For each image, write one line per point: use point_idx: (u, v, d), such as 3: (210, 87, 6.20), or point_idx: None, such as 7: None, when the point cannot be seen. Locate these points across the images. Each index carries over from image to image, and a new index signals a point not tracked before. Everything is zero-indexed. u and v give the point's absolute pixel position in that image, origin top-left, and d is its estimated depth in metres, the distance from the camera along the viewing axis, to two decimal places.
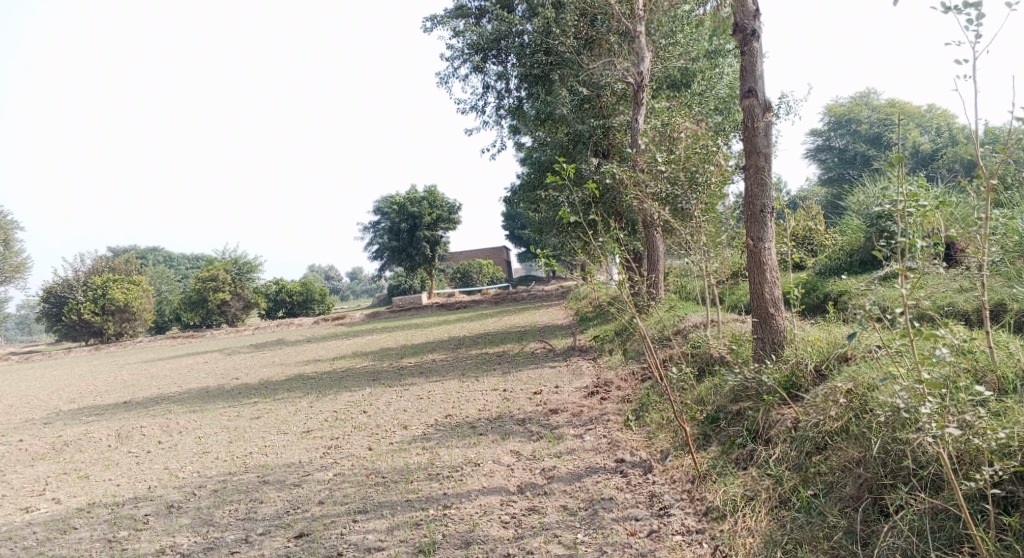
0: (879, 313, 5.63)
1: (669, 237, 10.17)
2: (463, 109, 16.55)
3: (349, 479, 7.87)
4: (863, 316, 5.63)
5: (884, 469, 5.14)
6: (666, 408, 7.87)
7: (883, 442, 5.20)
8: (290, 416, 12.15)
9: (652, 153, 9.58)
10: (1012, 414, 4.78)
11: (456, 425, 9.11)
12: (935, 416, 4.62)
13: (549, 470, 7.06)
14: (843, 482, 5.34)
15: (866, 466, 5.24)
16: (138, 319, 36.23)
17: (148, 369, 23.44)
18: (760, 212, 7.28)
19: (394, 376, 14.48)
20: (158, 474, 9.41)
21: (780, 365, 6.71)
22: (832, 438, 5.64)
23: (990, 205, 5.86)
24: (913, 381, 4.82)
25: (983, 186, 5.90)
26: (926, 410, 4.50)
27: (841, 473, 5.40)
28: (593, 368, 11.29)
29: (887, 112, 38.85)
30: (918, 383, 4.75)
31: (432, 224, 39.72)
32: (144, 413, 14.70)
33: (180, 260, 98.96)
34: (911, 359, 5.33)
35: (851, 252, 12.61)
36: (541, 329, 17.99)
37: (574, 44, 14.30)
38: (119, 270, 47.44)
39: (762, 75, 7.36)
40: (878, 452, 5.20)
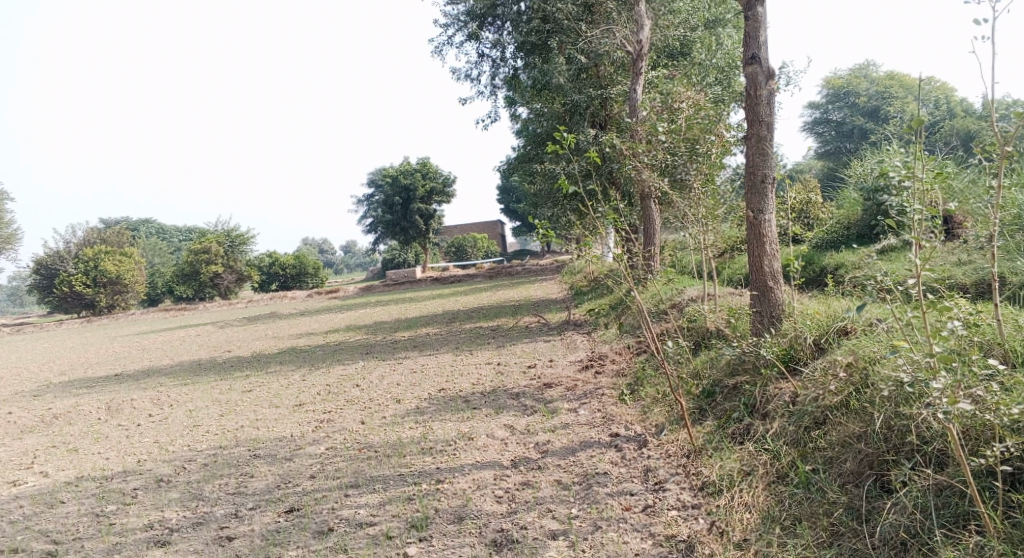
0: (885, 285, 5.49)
1: (666, 209, 10.04)
2: (458, 78, 16.28)
3: (341, 454, 7.78)
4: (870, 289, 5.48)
5: (885, 445, 5.05)
6: (662, 382, 7.77)
7: (886, 418, 5.11)
8: (282, 390, 12.04)
9: (651, 124, 9.41)
10: (1022, 389, 4.68)
11: (449, 400, 9.01)
12: (946, 392, 4.50)
13: (543, 444, 6.97)
14: (842, 457, 5.25)
15: (867, 441, 5.16)
16: (130, 291, 36.02)
17: (140, 342, 23.28)
18: (761, 183, 7.14)
19: (388, 349, 14.39)
20: (148, 448, 9.30)
21: (779, 339, 6.59)
22: (832, 414, 5.54)
23: (1002, 175, 5.70)
24: (923, 355, 4.68)
25: (995, 154, 5.74)
26: (937, 386, 4.38)
27: (841, 448, 5.31)
28: (588, 342, 11.21)
29: (884, 86, 38.64)
30: (924, 357, 4.65)
31: (427, 197, 39.50)
32: (135, 386, 14.59)
33: (172, 232, 98.42)
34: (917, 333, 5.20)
35: (848, 225, 12.48)
36: (536, 303, 17.90)
37: (572, 12, 14.05)
38: (111, 242, 47.15)
39: (766, 41, 7.18)
40: (880, 427, 5.11)
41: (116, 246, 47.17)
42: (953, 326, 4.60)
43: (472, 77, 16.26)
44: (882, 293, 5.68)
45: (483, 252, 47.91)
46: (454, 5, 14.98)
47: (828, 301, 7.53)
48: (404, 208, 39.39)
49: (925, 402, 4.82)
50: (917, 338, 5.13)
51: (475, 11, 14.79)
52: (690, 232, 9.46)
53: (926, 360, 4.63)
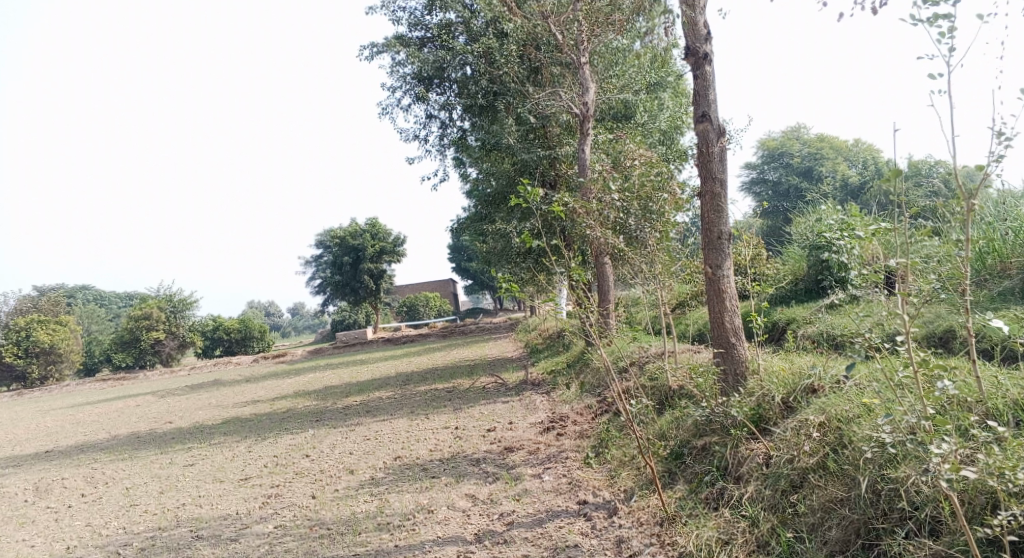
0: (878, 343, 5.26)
1: (620, 266, 9.93)
2: (406, 139, 16.15)
3: (291, 533, 7.30)
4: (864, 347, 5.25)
5: (873, 510, 4.89)
6: (628, 444, 7.51)
7: (872, 481, 4.97)
8: (226, 462, 11.46)
9: (604, 182, 9.33)
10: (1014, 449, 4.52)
11: (406, 468, 8.61)
12: (949, 457, 4.29)
13: (507, 515, 6.63)
14: (827, 524, 5.06)
15: (852, 507, 5.00)
16: (64, 361, 34.69)
17: (75, 415, 22.24)
18: (717, 239, 7.05)
19: (339, 415, 13.89)
20: (79, 533, 8.66)
21: (746, 398, 6.40)
22: (809, 476, 5.35)
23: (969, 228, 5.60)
24: (920, 417, 4.48)
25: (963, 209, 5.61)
26: (940, 452, 4.18)
27: (824, 513, 5.12)
28: (547, 402, 10.95)
29: (818, 146, 39.98)
30: (920, 419, 4.45)
31: (375, 257, 39.10)
32: (67, 463, 13.79)
33: (112, 298, 95.72)
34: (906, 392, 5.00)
35: (795, 280, 12.42)
36: (491, 362, 17.62)
37: (519, 74, 14.09)
38: (44, 310, 45.60)
39: (716, 99, 7.16)
40: (866, 492, 4.96)
41: (52, 313, 45.57)
42: (940, 387, 4.44)
43: (420, 138, 16.17)
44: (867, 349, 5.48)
45: (435, 312, 47.53)
46: (401, 68, 14.93)
47: (792, 357, 7.41)
48: (353, 268, 38.91)
49: (923, 467, 4.64)
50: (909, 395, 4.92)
51: (422, 73, 14.75)
52: (648, 289, 9.34)
53: (914, 421, 4.46)
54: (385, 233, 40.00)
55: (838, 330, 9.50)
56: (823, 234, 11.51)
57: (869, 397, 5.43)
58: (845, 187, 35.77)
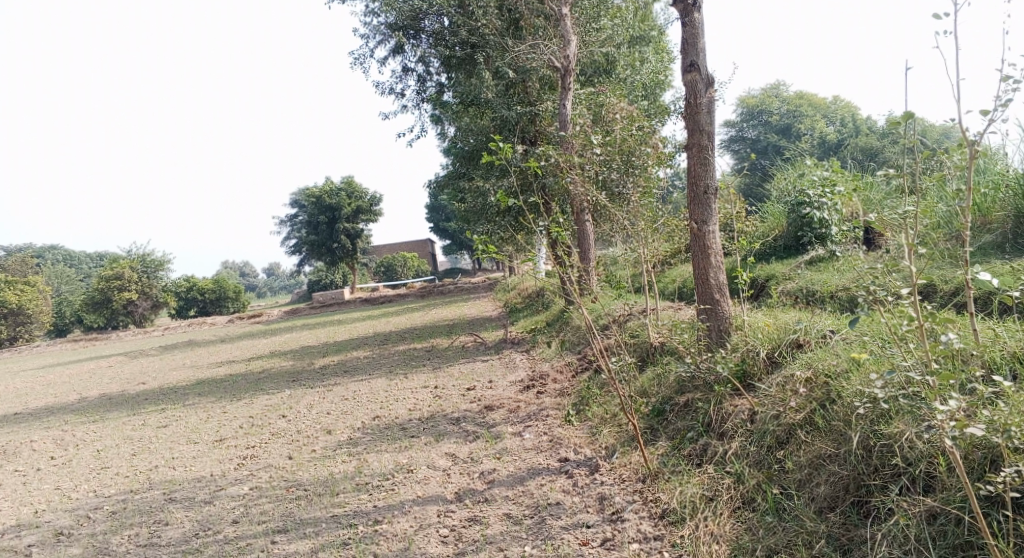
0: (880, 298, 5.08)
1: (601, 223, 9.75)
2: (381, 93, 15.76)
3: (267, 494, 7.17)
4: (868, 301, 5.05)
5: (863, 466, 4.83)
6: (609, 401, 7.42)
7: (863, 438, 4.90)
8: (201, 423, 11.26)
9: (585, 136, 9.10)
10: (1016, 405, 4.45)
11: (384, 428, 8.48)
12: (955, 413, 4.19)
13: (488, 473, 6.53)
14: (815, 481, 5.00)
15: (841, 463, 4.94)
16: (35, 322, 34.17)
17: (46, 376, 21.87)
18: (703, 193, 6.90)
19: (315, 375, 13.71)
20: (50, 496, 8.47)
21: (731, 353, 6.30)
22: (796, 432, 5.29)
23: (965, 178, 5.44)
24: (923, 373, 4.36)
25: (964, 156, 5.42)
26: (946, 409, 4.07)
27: (812, 470, 5.06)
28: (527, 360, 10.85)
29: (795, 104, 39.79)
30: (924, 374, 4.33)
31: (352, 216, 38.62)
32: (38, 425, 13.54)
33: (82, 259, 94.19)
34: (908, 347, 4.85)
35: (774, 237, 12.13)
36: (470, 321, 17.47)
37: (498, 26, 13.71)
38: (12, 271, 44.78)
39: (704, 48, 6.95)
40: (857, 448, 4.90)
41: (20, 275, 44.68)
42: (946, 340, 4.32)
43: (396, 92, 15.76)
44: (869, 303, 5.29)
45: (413, 272, 47.23)
46: (375, 17, 14.46)
47: (775, 313, 7.34)
48: (329, 227, 38.46)
49: (925, 423, 4.55)
50: (910, 351, 4.78)
51: (397, 24, 14.30)
52: (628, 247, 9.18)
53: (918, 376, 4.35)
54: (362, 192, 39.46)
55: (817, 286, 9.43)
56: (803, 191, 11.37)
57: (858, 352, 5.33)
58: (823, 145, 35.65)
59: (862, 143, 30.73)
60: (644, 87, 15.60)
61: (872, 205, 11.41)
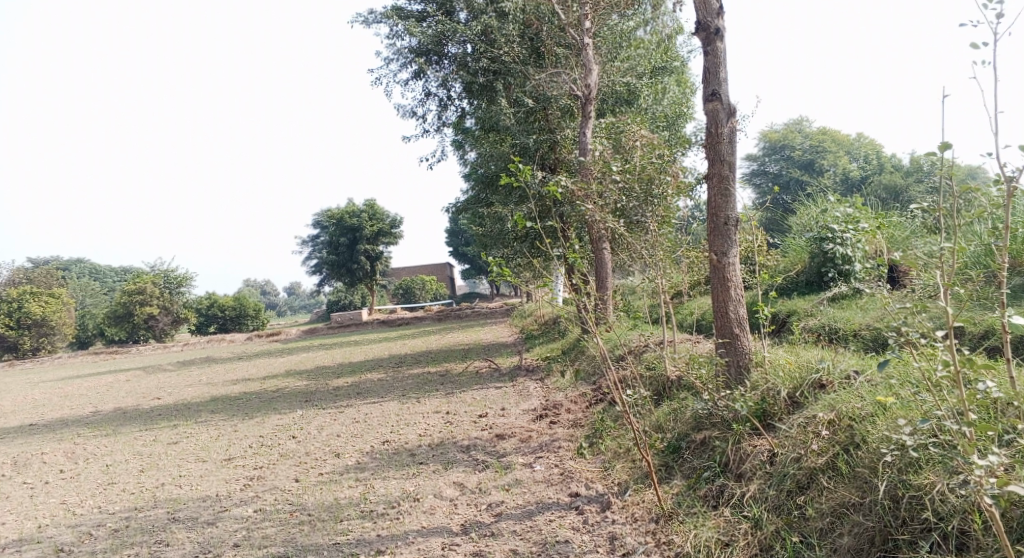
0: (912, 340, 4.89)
1: (618, 252, 9.60)
2: (403, 116, 15.77)
3: (270, 518, 7.02)
4: (899, 342, 4.88)
5: (890, 518, 4.63)
6: (623, 435, 7.22)
7: (890, 487, 4.71)
8: (210, 441, 11.16)
9: (605, 163, 8.98)
10: None
11: (393, 454, 8.32)
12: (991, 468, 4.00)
13: (496, 505, 6.35)
14: (838, 530, 4.80)
15: (867, 513, 4.74)
16: (58, 334, 34.39)
17: (63, 388, 21.92)
18: (724, 225, 6.74)
19: (328, 396, 13.59)
20: (54, 511, 8.37)
21: (750, 391, 6.09)
22: (818, 477, 5.09)
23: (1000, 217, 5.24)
24: (959, 423, 4.17)
25: (998, 194, 5.24)
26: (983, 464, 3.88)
27: (834, 518, 4.86)
28: (540, 389, 10.67)
29: (820, 139, 39.61)
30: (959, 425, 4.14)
31: (372, 238, 38.72)
32: (50, 437, 13.49)
33: (107, 272, 95.22)
34: (941, 393, 4.65)
35: (797, 272, 11.92)
36: (485, 347, 17.32)
37: (521, 53, 13.72)
38: (37, 282, 45.30)
39: (727, 77, 6.84)
40: (883, 498, 4.71)
41: (44, 286, 45.08)
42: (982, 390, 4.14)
43: (418, 116, 15.77)
44: (900, 344, 5.09)
45: (431, 295, 47.23)
46: (399, 40, 14.51)
47: (796, 350, 7.14)
48: (350, 248, 38.60)
49: (960, 477, 4.36)
50: (943, 397, 4.59)
51: (421, 48, 14.32)
52: (646, 277, 9.02)
53: (954, 427, 4.16)
54: (383, 214, 39.59)
55: (840, 323, 9.22)
56: (826, 225, 11.17)
57: (884, 396, 5.14)
58: (847, 181, 35.37)
59: (886, 180, 30.47)
60: (667, 117, 15.50)
61: (897, 243, 11.19)
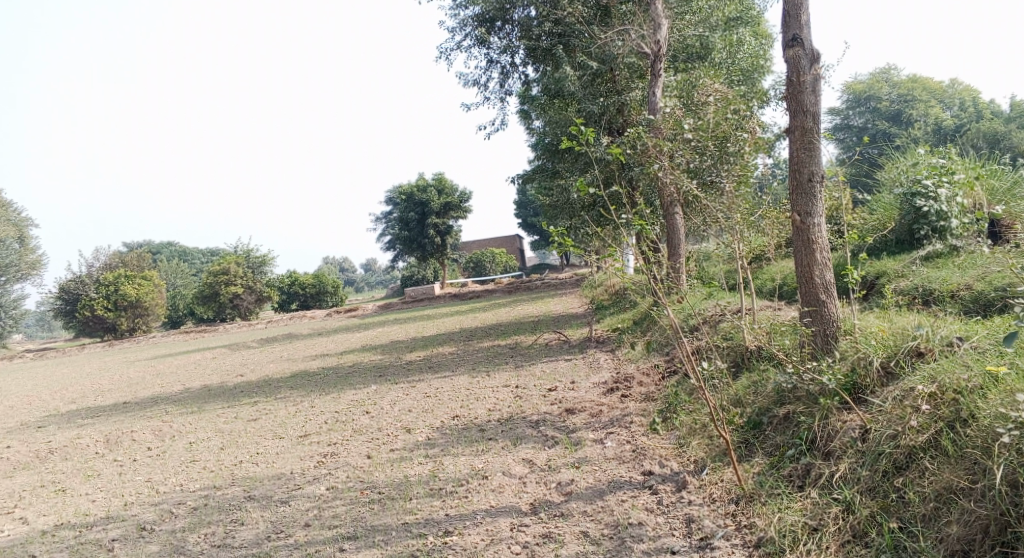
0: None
1: (691, 216, 9.16)
2: (465, 85, 15.50)
3: (341, 496, 6.97)
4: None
5: (1008, 507, 4.26)
6: (699, 409, 6.88)
7: (1008, 471, 4.32)
8: (288, 418, 11.28)
9: (676, 120, 8.51)
10: None
11: (463, 429, 8.17)
12: None
13: (566, 484, 6.13)
14: (944, 517, 4.44)
15: (979, 499, 4.37)
16: (151, 314, 35.74)
17: (155, 366, 22.69)
18: (808, 182, 6.27)
19: (402, 371, 13.58)
20: (138, 488, 8.56)
21: (839, 362, 5.66)
22: (918, 457, 4.71)
23: None
24: None
25: None
26: None
27: (939, 504, 4.51)
28: (612, 360, 10.38)
29: (907, 88, 37.68)
30: None
31: (444, 211, 38.76)
32: (140, 415, 13.92)
33: (194, 253, 98.52)
34: None
35: (884, 231, 11.23)
36: (557, 318, 17.09)
37: (585, 14, 13.24)
38: (130, 265, 47.16)
39: (809, 21, 6.32)
40: (999, 483, 4.33)
41: (137, 269, 46.77)
42: None
43: (480, 84, 15.48)
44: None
45: (503, 267, 47.18)
46: (461, 10, 14.27)
47: (888, 316, 6.64)
48: (420, 223, 38.68)
49: None
50: None
51: (483, 15, 14.05)
52: (721, 241, 8.57)
53: None
54: (451, 188, 39.48)
55: (936, 284, 8.59)
56: (918, 179, 10.40)
57: (995, 366, 4.71)
58: (937, 133, 33.54)
59: (982, 129, 28.76)
60: (742, 72, 14.77)
61: (997, 195, 10.41)
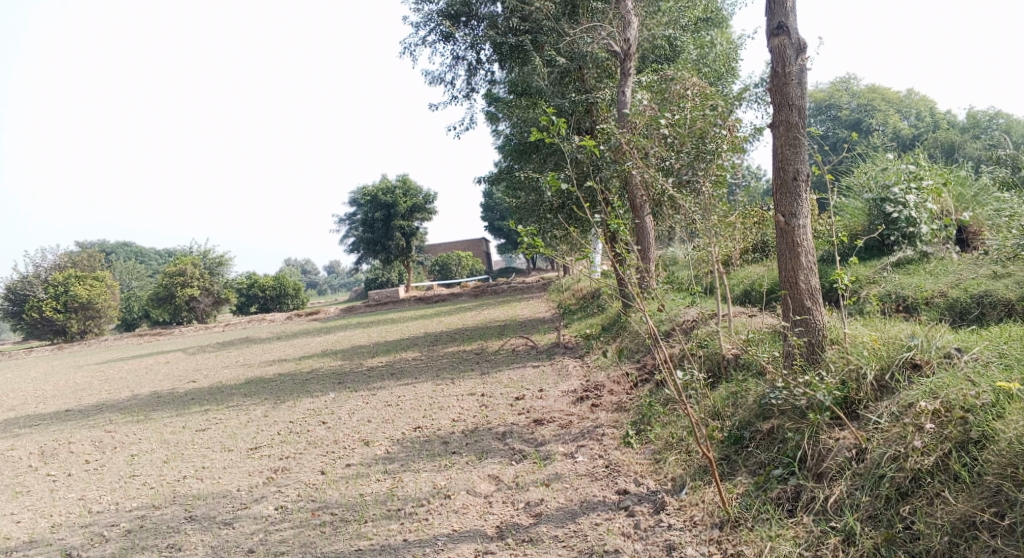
0: None
1: (664, 218, 8.77)
2: (430, 83, 14.97)
3: (290, 518, 6.40)
4: None
5: None
6: (673, 421, 6.48)
7: None
8: (239, 428, 10.63)
9: (651, 116, 8.09)
10: None
11: (424, 442, 7.66)
12: None
13: (535, 504, 5.67)
14: (960, 552, 4.20)
15: (1002, 533, 4.14)
16: (104, 317, 34.49)
17: (104, 371, 21.77)
18: (793, 180, 5.88)
19: (362, 377, 13.00)
20: (72, 507, 7.90)
21: (829, 374, 5.34)
22: (926, 482, 4.49)
23: None
24: None
25: None
26: None
27: (954, 539, 4.26)
28: (581, 367, 9.95)
29: (867, 98, 38.10)
30: None
31: (406, 214, 38.07)
32: (83, 424, 13.12)
33: (150, 255, 96.31)
34: None
35: (853, 235, 10.98)
36: (522, 322, 16.65)
37: (554, 11, 12.82)
38: (82, 266, 45.73)
39: (795, 8, 5.95)
40: None
41: (88, 270, 45.22)
42: None
43: (446, 82, 14.97)
44: None
45: (467, 270, 46.60)
46: (425, 6, 13.82)
47: (875, 323, 6.35)
48: (384, 225, 38.07)
49: None
50: None
51: (448, 10, 13.59)
52: (696, 244, 8.18)
53: None
54: (415, 189, 38.84)
55: (911, 289, 8.29)
56: (887, 186, 10.05)
57: (1008, 384, 4.51)
58: (896, 140, 33.86)
59: (941, 138, 29.07)
60: (712, 74, 14.52)
61: (966, 201, 10.20)
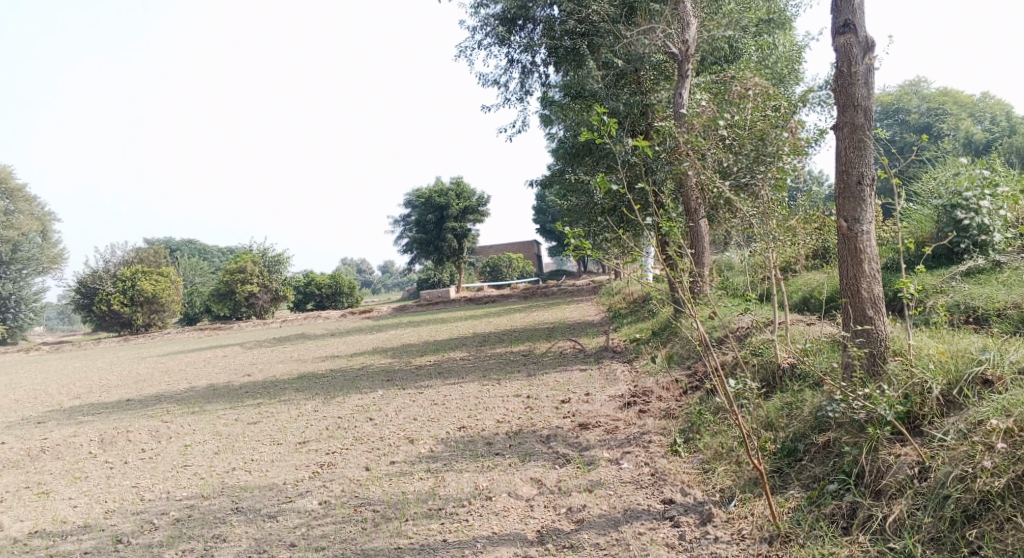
0: None
1: (719, 222, 8.56)
2: (484, 85, 14.96)
3: (332, 514, 6.39)
4: None
5: None
6: (723, 430, 6.30)
7: None
8: (289, 422, 10.74)
9: (708, 116, 7.90)
10: None
11: (468, 442, 7.59)
12: None
13: (578, 510, 5.55)
14: None
15: None
16: (167, 310, 35.38)
17: (164, 362, 22.30)
18: (857, 184, 5.65)
19: (411, 376, 13.02)
20: (125, 494, 8.05)
21: (891, 387, 5.11)
22: (995, 505, 4.25)
23: None
24: None
25: None
26: None
27: None
28: (629, 372, 9.78)
29: (937, 102, 36.91)
30: None
31: (459, 216, 38.19)
32: (141, 413, 13.42)
33: (213, 251, 98.75)
34: None
35: (920, 243, 10.58)
36: (572, 325, 16.51)
37: (610, 13, 12.68)
38: (148, 261, 47.05)
39: (862, 5, 5.73)
40: None
41: (153, 265, 46.54)
42: None
43: (500, 85, 14.92)
44: None
45: (519, 272, 46.56)
46: (482, 8, 13.77)
47: (942, 335, 6.07)
48: (437, 227, 38.28)
49: None
50: None
51: (504, 14, 13.50)
52: (752, 249, 7.95)
53: None
54: (469, 191, 38.97)
55: (980, 300, 7.93)
56: (959, 191, 9.64)
57: None
58: (967, 146, 32.71)
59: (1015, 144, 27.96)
60: (774, 75, 14.19)
61: None
